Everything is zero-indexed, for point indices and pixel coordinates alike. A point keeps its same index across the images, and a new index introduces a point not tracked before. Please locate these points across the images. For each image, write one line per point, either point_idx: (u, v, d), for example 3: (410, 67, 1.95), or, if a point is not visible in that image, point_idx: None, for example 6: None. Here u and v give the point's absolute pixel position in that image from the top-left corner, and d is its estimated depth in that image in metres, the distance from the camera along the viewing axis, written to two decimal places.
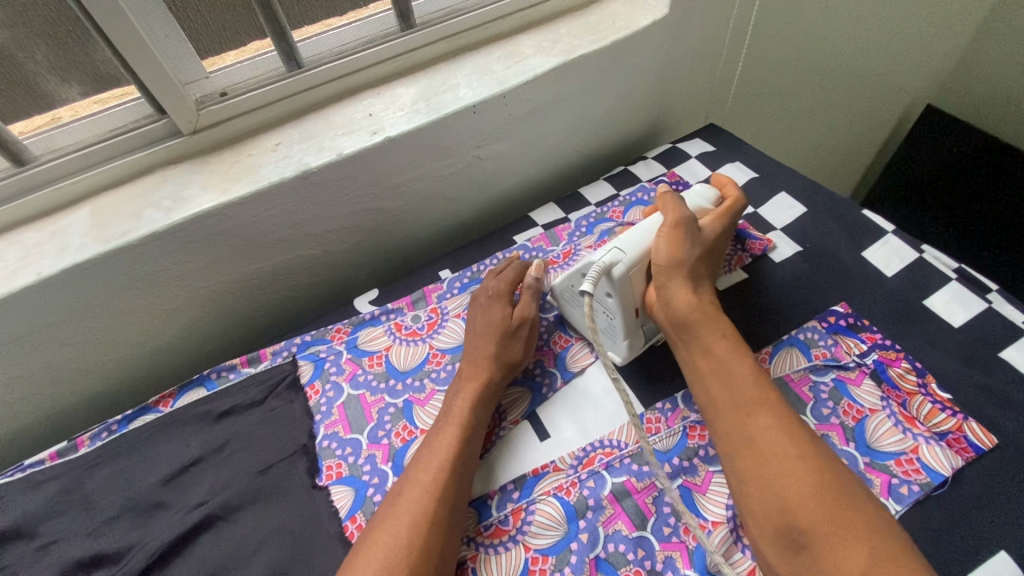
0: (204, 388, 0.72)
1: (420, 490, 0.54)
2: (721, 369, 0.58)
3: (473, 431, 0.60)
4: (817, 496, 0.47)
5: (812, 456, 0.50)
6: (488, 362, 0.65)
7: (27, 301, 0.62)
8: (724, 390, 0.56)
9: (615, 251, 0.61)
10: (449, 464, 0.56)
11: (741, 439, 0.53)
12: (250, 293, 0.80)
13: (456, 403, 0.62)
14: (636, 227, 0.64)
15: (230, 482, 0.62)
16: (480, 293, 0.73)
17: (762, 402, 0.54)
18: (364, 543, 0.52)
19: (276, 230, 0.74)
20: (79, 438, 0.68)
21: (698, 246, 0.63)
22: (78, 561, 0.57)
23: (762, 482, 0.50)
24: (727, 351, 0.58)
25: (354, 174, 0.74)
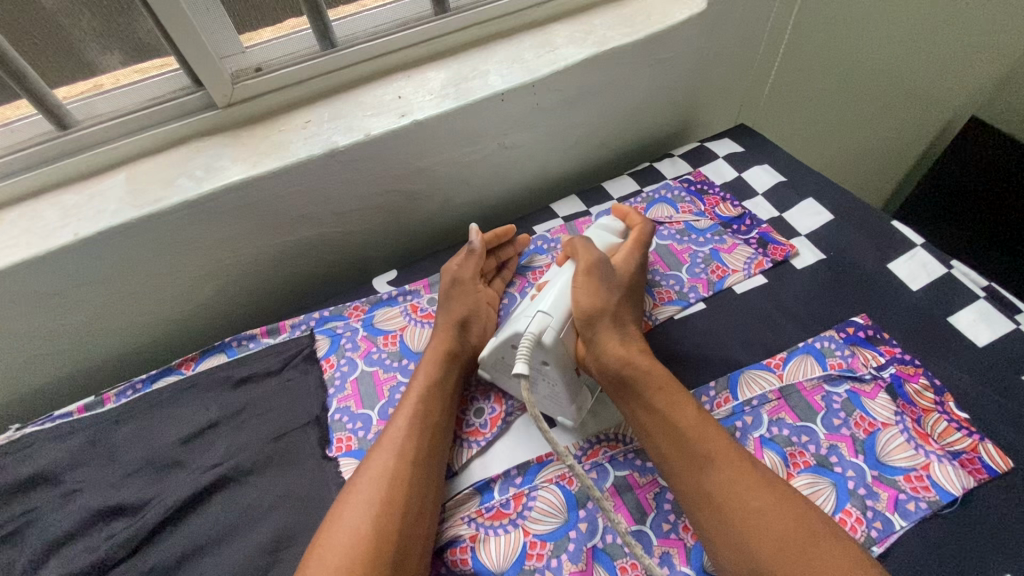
0: (225, 355, 0.74)
1: (376, 477, 0.55)
2: (667, 424, 0.56)
3: (437, 393, 0.63)
4: (782, 549, 0.47)
5: (770, 504, 0.50)
6: (448, 327, 0.69)
7: (63, 260, 0.65)
8: (672, 446, 0.55)
9: (540, 315, 0.58)
10: (415, 428, 0.59)
11: (700, 498, 0.52)
12: (274, 266, 0.81)
13: (416, 377, 0.64)
14: (554, 284, 0.63)
15: (244, 446, 0.64)
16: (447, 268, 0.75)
17: (711, 454, 0.53)
18: (329, 530, 0.52)
19: (303, 206, 0.76)
20: (106, 394, 0.70)
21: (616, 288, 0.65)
22: (99, 509, 0.60)
23: (731, 541, 0.49)
24: (667, 401, 0.57)
25: (381, 155, 0.75)
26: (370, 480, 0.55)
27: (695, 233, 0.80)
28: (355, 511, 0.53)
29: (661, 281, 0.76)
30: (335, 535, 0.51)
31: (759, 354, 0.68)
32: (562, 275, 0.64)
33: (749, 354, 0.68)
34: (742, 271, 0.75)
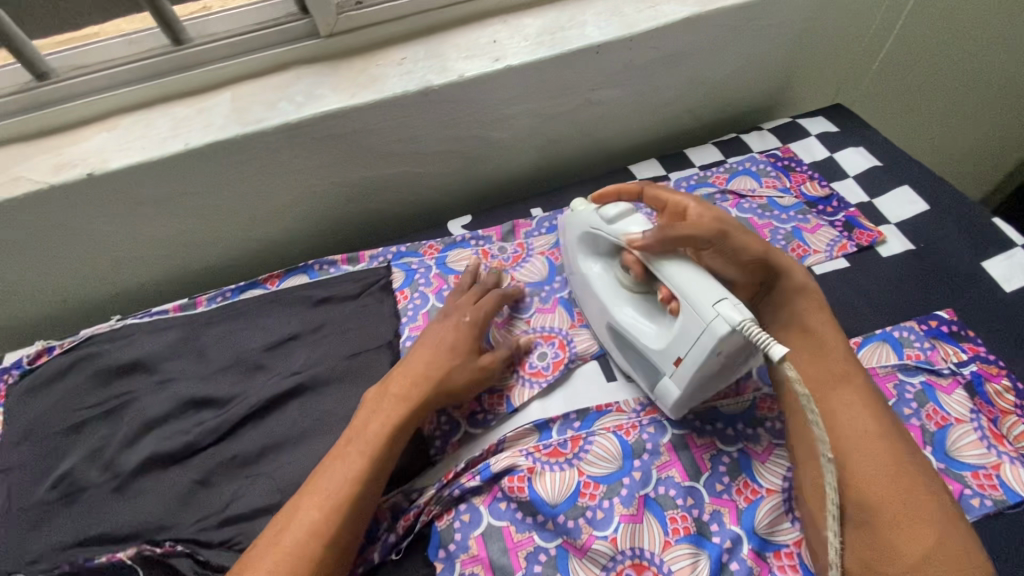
0: (306, 277, 0.78)
1: (298, 540, 0.49)
2: (813, 339, 0.59)
3: (383, 464, 0.55)
4: (891, 475, 0.49)
5: (889, 436, 0.51)
6: (427, 375, 0.60)
7: (172, 167, 0.70)
8: (812, 365, 0.57)
9: (718, 304, 0.49)
10: (346, 505, 0.51)
11: (821, 410, 0.54)
12: (355, 199, 0.84)
13: (372, 426, 0.56)
14: (687, 282, 0.52)
15: (322, 359, 0.68)
16: (453, 310, 0.67)
17: (845, 378, 0.55)
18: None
19: (390, 142, 0.77)
20: (198, 297, 0.76)
21: (736, 228, 0.60)
22: (191, 398, 0.65)
23: (837, 448, 0.51)
24: (821, 326, 0.59)
25: (471, 97, 0.75)
26: (282, 551, 0.49)
27: (777, 209, 0.78)
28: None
29: None
30: None
31: None
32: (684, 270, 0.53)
33: None
34: (823, 252, 0.74)
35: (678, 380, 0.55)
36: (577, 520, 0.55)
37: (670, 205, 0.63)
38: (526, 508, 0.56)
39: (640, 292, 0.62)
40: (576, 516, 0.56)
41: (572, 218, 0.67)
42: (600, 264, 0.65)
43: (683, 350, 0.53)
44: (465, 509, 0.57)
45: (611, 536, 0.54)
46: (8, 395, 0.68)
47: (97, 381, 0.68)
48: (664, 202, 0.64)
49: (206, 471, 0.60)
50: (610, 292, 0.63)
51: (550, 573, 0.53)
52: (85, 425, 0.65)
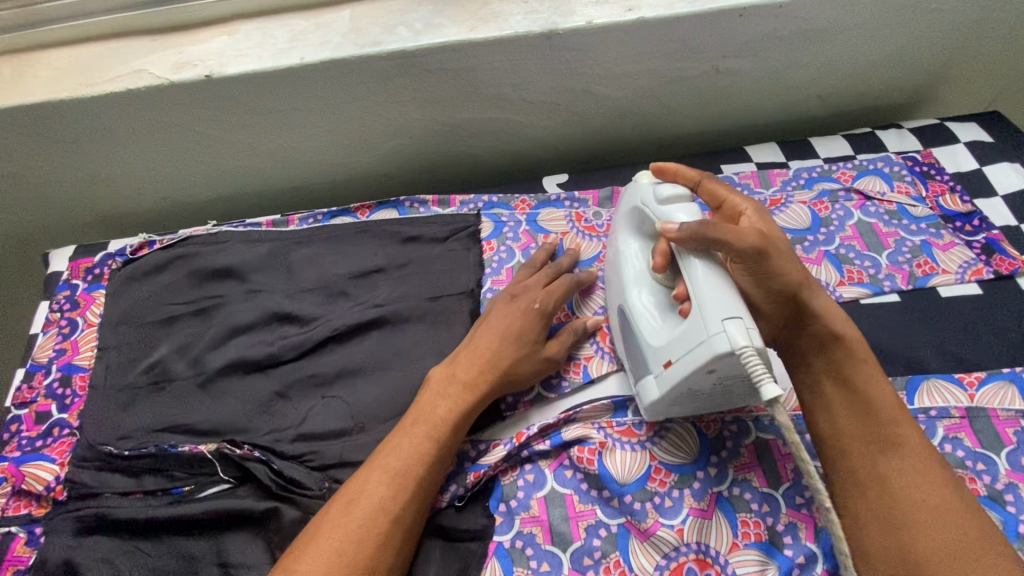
0: (396, 212, 0.77)
1: (367, 513, 0.49)
2: (859, 398, 0.52)
3: (446, 449, 0.54)
4: (953, 553, 0.45)
5: (950, 505, 0.47)
6: (493, 368, 0.57)
7: (286, 80, 0.69)
8: (856, 424, 0.52)
9: (729, 321, 0.46)
10: (411, 482, 0.51)
11: (869, 478, 0.49)
12: (452, 141, 0.81)
13: (440, 411, 0.55)
14: (705, 288, 0.48)
15: (404, 296, 0.68)
16: (524, 293, 0.62)
17: (898, 441, 0.50)
18: (300, 550, 0.47)
19: (499, 84, 0.74)
20: (291, 216, 0.77)
21: (783, 254, 0.53)
22: (277, 312, 0.67)
23: (891, 528, 0.47)
24: (866, 379, 0.53)
25: (594, 49, 0.71)
26: (350, 522, 0.48)
27: (906, 218, 0.71)
28: (323, 550, 0.47)
29: (854, 258, 0.68)
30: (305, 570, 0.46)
31: (949, 365, 0.61)
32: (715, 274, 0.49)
33: (939, 361, 0.61)
34: (954, 273, 0.66)
35: (661, 382, 0.52)
36: (644, 503, 0.54)
37: (727, 203, 0.59)
38: (593, 482, 0.55)
39: (659, 288, 0.58)
40: (643, 499, 0.54)
41: (632, 188, 0.61)
42: (639, 243, 0.61)
43: (676, 354, 0.50)
44: (530, 470, 0.57)
45: (678, 527, 0.53)
46: (109, 279, 0.71)
47: (191, 280, 0.70)
48: (721, 199, 0.59)
49: (285, 384, 0.62)
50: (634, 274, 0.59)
51: (609, 549, 0.53)
52: (177, 320, 0.67)
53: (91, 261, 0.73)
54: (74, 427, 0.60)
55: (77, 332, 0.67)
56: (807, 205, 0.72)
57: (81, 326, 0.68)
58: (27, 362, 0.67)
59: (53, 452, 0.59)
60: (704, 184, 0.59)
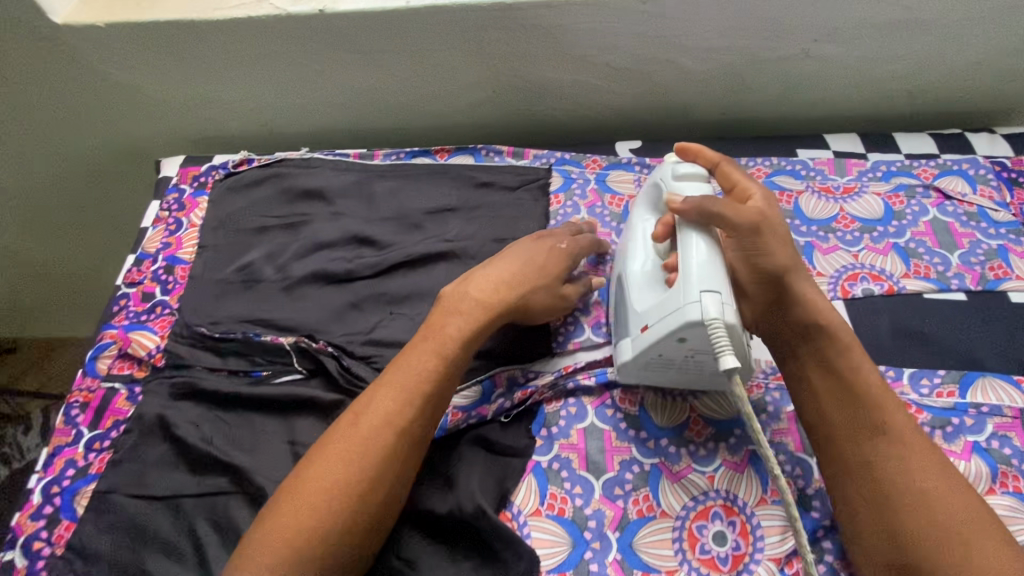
0: (472, 158, 0.81)
1: (374, 426, 0.50)
2: (843, 382, 0.53)
3: (453, 368, 0.55)
4: (939, 537, 0.45)
5: (936, 489, 0.47)
6: (504, 292, 0.59)
7: (391, 21, 0.74)
8: (841, 410, 0.52)
9: (706, 293, 0.50)
10: (417, 400, 0.52)
11: (855, 465, 0.50)
12: (533, 99, 0.84)
13: (450, 328, 0.56)
14: (690, 261, 0.52)
15: (473, 235, 0.73)
16: (548, 237, 0.65)
17: (883, 426, 0.50)
18: (310, 462, 0.49)
19: (588, 46, 0.76)
20: (376, 151, 0.82)
21: (776, 238, 0.56)
22: (358, 235, 0.73)
23: (877, 510, 0.48)
24: (847, 363, 0.54)
25: (682, 19, 0.72)
26: (356, 436, 0.50)
27: (985, 221, 0.69)
28: (333, 458, 0.49)
29: (924, 254, 0.68)
30: (315, 482, 0.48)
31: (1008, 367, 0.60)
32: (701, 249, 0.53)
33: (998, 363, 0.61)
34: None
35: (637, 343, 0.56)
36: (679, 448, 0.57)
37: (740, 188, 0.59)
38: (632, 422, 0.59)
39: (652, 262, 0.60)
40: (679, 444, 0.57)
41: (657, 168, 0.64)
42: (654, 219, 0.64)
43: (653, 320, 0.54)
44: (573, 403, 0.60)
45: (710, 474, 0.55)
46: (211, 188, 0.78)
47: (282, 198, 0.77)
48: (733, 182, 0.60)
49: (359, 297, 0.68)
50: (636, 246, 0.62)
51: (640, 484, 0.56)
52: (267, 231, 0.74)
53: (197, 171, 0.81)
54: (173, 308, 0.68)
55: (181, 230, 0.75)
56: (882, 196, 0.72)
57: (185, 225, 0.75)
58: (137, 251, 0.75)
59: (155, 327, 0.67)
60: (720, 168, 0.61)
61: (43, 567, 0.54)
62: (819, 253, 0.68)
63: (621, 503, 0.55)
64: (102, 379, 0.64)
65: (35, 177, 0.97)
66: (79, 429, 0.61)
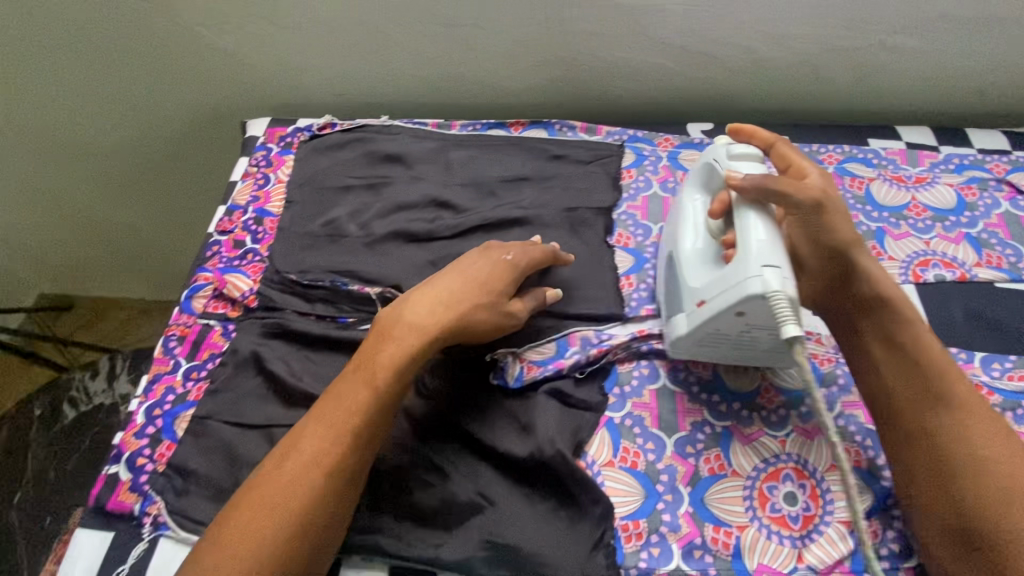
0: (546, 133, 0.84)
1: (299, 470, 0.50)
2: (906, 356, 0.53)
3: (385, 400, 0.53)
4: (1005, 501, 0.47)
5: (1000, 457, 0.48)
6: (437, 320, 0.57)
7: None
8: (905, 381, 0.53)
9: (767, 269, 0.50)
10: (346, 436, 0.51)
11: (919, 434, 0.51)
12: (607, 80, 0.86)
13: (380, 360, 0.54)
14: (748, 235, 0.52)
15: (547, 204, 0.75)
16: (493, 248, 0.63)
17: (947, 397, 0.51)
18: (241, 504, 0.49)
19: (667, 28, 0.79)
20: (454, 122, 0.86)
21: (839, 213, 0.56)
22: (436, 197, 0.76)
23: (941, 478, 0.49)
24: (910, 339, 0.54)
25: (762, 5, 0.75)
26: (279, 482, 0.49)
27: None
28: (258, 506, 0.48)
29: (995, 244, 0.69)
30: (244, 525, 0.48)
31: None
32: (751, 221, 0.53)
33: None
34: None
35: (691, 319, 0.56)
36: (751, 412, 0.59)
37: (795, 168, 0.60)
38: (704, 386, 0.61)
39: (707, 238, 0.60)
40: (751, 409, 0.59)
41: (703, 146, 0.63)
42: (703, 197, 0.63)
43: (710, 294, 0.54)
44: (645, 364, 0.63)
45: (782, 438, 0.57)
46: (298, 147, 0.82)
47: (364, 160, 0.81)
48: (789, 163, 0.60)
49: (438, 256, 0.71)
50: (687, 225, 0.62)
51: (711, 444, 0.57)
52: (350, 190, 0.78)
53: (284, 131, 0.85)
54: (264, 256, 0.72)
55: (269, 185, 0.79)
56: (954, 188, 0.73)
57: (273, 180, 0.80)
58: (227, 202, 0.79)
59: (248, 271, 0.71)
60: (776, 149, 0.61)
61: (145, 480, 0.58)
62: (891, 238, 0.69)
63: (692, 460, 0.57)
64: (199, 315, 0.68)
65: (140, 129, 1.06)
66: (177, 360, 0.65)
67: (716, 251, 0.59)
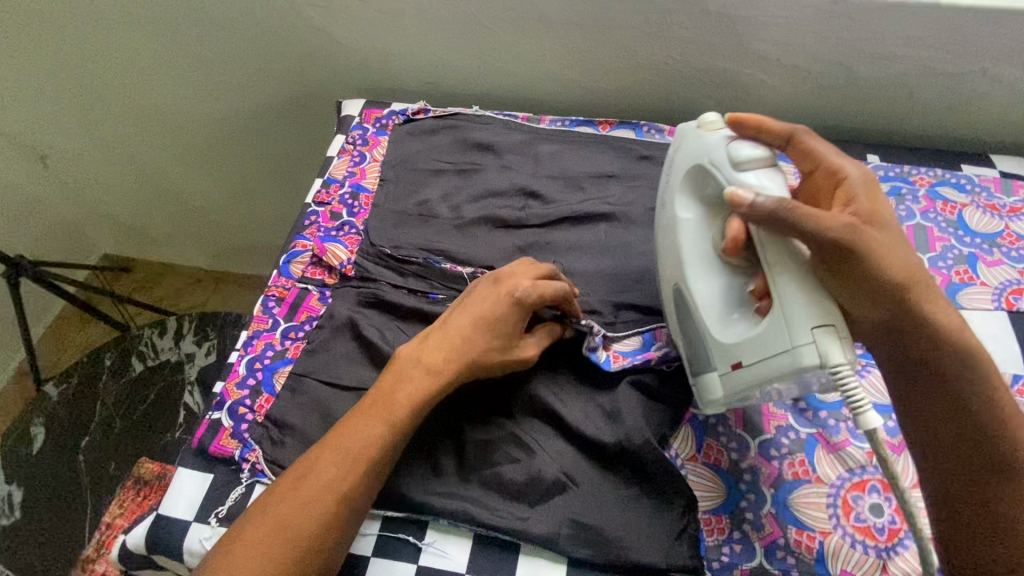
0: (633, 133, 0.86)
1: (312, 494, 0.51)
2: (968, 418, 0.49)
3: (405, 429, 0.54)
4: None
5: None
6: (453, 353, 0.57)
7: None
8: (964, 446, 0.50)
9: (818, 330, 0.48)
10: (360, 464, 0.52)
11: (977, 503, 0.49)
12: (697, 87, 0.87)
13: (400, 393, 0.55)
14: (790, 295, 0.49)
15: (634, 202, 0.76)
16: (506, 277, 0.61)
17: (1008, 467, 0.49)
18: (242, 534, 0.50)
19: (766, 41, 0.80)
20: (543, 116, 0.88)
21: (882, 244, 0.49)
22: (525, 187, 0.78)
23: (991, 545, 0.48)
24: (972, 397, 0.50)
25: (866, 23, 0.75)
26: (291, 505, 0.50)
27: None
28: (266, 524, 0.50)
29: None
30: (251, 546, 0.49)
31: None
32: (790, 261, 0.49)
33: None
34: None
35: (727, 381, 0.53)
36: (839, 422, 0.59)
37: (826, 166, 0.56)
38: (792, 392, 0.61)
39: (724, 277, 0.55)
40: (839, 418, 0.59)
41: (699, 139, 0.58)
42: (696, 213, 0.58)
43: (749, 358, 0.51)
44: None
45: (869, 450, 0.58)
46: (392, 129, 0.85)
47: (456, 146, 0.83)
48: (828, 172, 0.55)
49: (526, 243, 0.73)
50: (692, 254, 0.56)
51: (796, 449, 0.58)
52: (442, 173, 0.81)
53: (380, 113, 0.89)
54: (360, 229, 0.75)
55: (365, 162, 0.83)
56: None
57: (368, 158, 0.83)
58: (323, 175, 0.83)
59: (345, 242, 0.74)
60: (796, 140, 0.56)
61: (246, 429, 0.61)
62: (983, 264, 0.70)
63: (777, 463, 0.58)
64: (297, 279, 0.71)
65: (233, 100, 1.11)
66: (276, 319, 0.69)
67: (741, 285, 0.55)
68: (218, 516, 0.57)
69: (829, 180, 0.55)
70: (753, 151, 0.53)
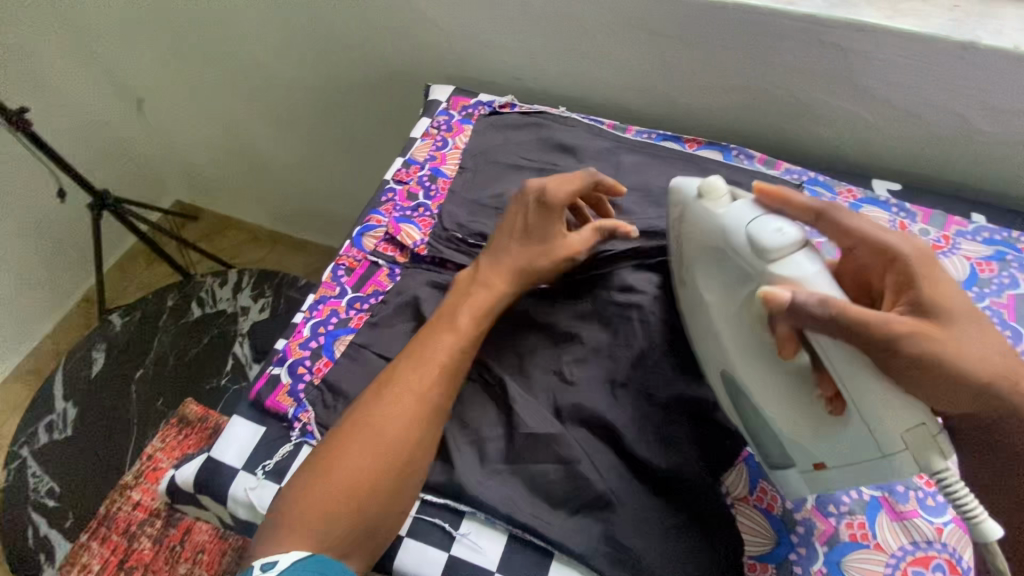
0: (721, 156, 0.83)
1: (370, 453, 0.52)
2: None
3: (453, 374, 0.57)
4: None
5: None
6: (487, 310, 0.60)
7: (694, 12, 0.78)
8: None
9: (909, 435, 0.43)
10: (417, 416, 0.54)
11: None
12: (794, 117, 0.84)
13: (439, 353, 0.57)
14: (879, 405, 0.44)
15: None
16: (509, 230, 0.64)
17: None
18: (290, 512, 0.51)
19: (879, 80, 0.76)
20: (630, 126, 0.87)
21: (962, 341, 0.45)
22: (603, 195, 0.77)
23: None
24: None
25: (994, 75, 0.70)
26: (346, 471, 0.52)
27: None
28: (325, 488, 0.51)
29: None
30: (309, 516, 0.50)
31: None
32: (853, 369, 0.44)
33: None
34: None
35: (814, 482, 0.52)
36: (908, 489, 0.56)
37: (869, 246, 0.48)
38: None
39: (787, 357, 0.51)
40: (909, 486, 0.56)
41: (706, 214, 0.52)
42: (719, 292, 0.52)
43: (835, 462, 0.49)
44: None
45: (938, 525, 0.54)
46: (477, 119, 0.86)
47: (538, 144, 0.83)
48: (874, 251, 0.48)
49: None
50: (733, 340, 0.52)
51: (857, 510, 0.55)
52: (521, 169, 0.80)
53: (467, 102, 0.89)
54: (434, 212, 0.76)
55: (447, 148, 0.83)
56: None
57: (450, 145, 0.84)
58: (404, 155, 0.84)
59: (419, 223, 0.75)
60: (825, 218, 0.49)
61: (302, 389, 0.63)
62: None
63: (833, 521, 0.55)
64: (368, 253, 0.73)
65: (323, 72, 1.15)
66: (344, 288, 0.70)
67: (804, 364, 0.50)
68: (264, 469, 0.59)
69: (875, 258, 0.48)
70: (779, 237, 0.46)
